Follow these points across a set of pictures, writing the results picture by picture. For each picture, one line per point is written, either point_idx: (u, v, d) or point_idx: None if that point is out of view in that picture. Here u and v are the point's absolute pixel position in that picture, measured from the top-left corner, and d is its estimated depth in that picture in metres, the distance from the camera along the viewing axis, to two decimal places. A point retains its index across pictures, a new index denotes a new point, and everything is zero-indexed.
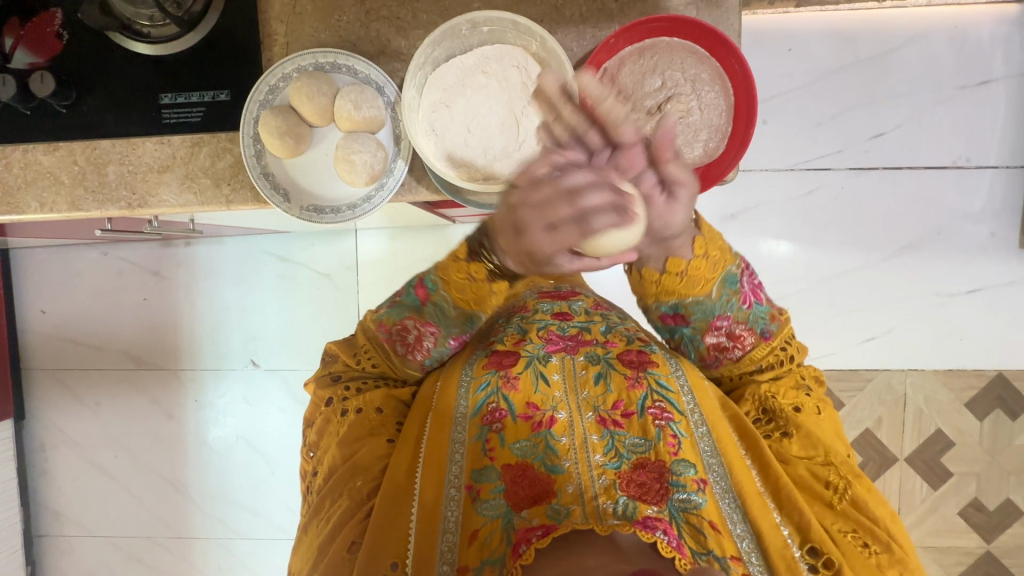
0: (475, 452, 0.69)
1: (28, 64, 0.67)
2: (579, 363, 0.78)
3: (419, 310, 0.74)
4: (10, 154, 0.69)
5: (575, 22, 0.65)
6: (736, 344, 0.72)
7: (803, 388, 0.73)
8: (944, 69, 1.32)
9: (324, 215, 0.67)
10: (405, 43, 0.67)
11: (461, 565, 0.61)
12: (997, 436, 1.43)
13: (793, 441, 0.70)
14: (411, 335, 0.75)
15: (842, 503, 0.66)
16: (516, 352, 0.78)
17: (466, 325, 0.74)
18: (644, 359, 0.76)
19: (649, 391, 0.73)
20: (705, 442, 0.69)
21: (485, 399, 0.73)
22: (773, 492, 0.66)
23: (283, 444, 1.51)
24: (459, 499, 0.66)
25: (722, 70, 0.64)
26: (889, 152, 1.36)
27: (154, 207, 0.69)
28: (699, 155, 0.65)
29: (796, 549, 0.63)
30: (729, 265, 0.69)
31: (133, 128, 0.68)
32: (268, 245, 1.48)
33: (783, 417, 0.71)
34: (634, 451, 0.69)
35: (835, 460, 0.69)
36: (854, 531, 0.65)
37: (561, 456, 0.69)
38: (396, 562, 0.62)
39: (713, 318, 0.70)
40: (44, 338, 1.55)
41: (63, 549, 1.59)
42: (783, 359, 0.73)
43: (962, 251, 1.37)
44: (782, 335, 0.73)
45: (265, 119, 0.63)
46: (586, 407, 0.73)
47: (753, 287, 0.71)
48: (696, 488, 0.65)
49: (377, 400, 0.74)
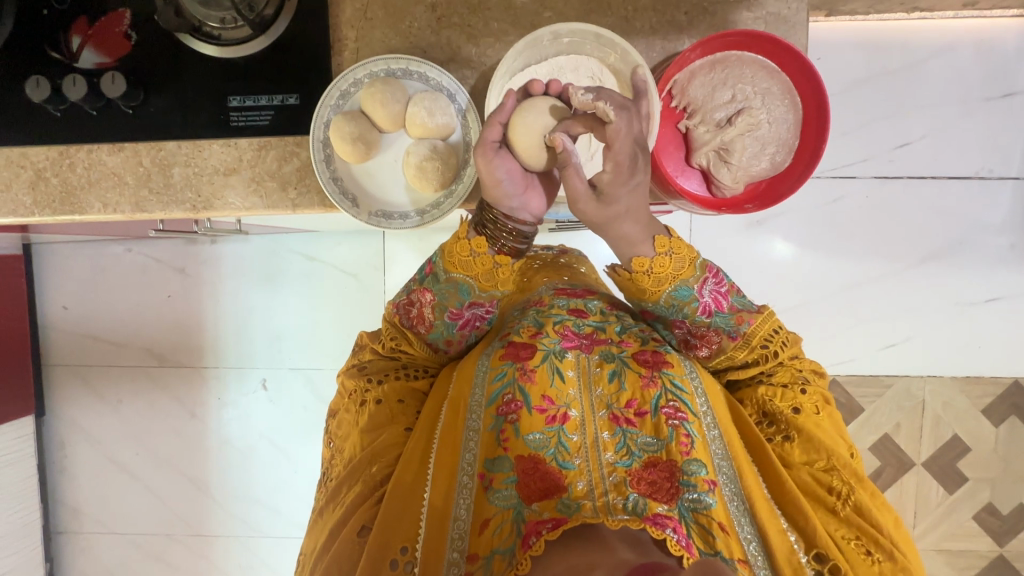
0: (490, 443, 0.62)
1: (95, 64, 0.66)
2: (594, 360, 0.69)
3: (420, 280, 0.68)
4: (73, 154, 0.69)
5: (645, 33, 0.66)
6: (704, 343, 0.67)
7: (802, 384, 0.67)
8: (970, 81, 1.34)
9: (392, 220, 0.68)
10: (475, 51, 0.67)
11: (471, 553, 0.56)
12: (1012, 442, 1.45)
13: (796, 445, 0.65)
14: (415, 307, 0.68)
15: (846, 509, 0.61)
16: (533, 345, 0.69)
17: (459, 296, 0.65)
18: (660, 359, 0.67)
19: (663, 390, 0.65)
20: (717, 444, 0.63)
21: (501, 390, 0.65)
22: (777, 494, 0.62)
23: (306, 442, 1.51)
24: (472, 487, 0.60)
25: (792, 85, 0.66)
26: (914, 162, 1.38)
27: (218, 209, 0.69)
28: (765, 167, 0.67)
29: (802, 554, 0.58)
30: (681, 278, 0.62)
31: (200, 130, 0.68)
32: (295, 244, 1.48)
33: (783, 420, 0.66)
34: (645, 449, 0.62)
35: (839, 465, 0.63)
36: (857, 538, 0.60)
37: (572, 452, 0.62)
38: (407, 546, 0.57)
39: (668, 321, 0.66)
40: (65, 333, 1.54)
41: (81, 545, 1.58)
42: (767, 355, 0.67)
43: (982, 261, 1.39)
44: (763, 333, 0.65)
45: (339, 125, 0.63)
46: (600, 405, 0.65)
47: (716, 296, 0.63)
48: (706, 489, 0.59)
49: (400, 390, 0.69)
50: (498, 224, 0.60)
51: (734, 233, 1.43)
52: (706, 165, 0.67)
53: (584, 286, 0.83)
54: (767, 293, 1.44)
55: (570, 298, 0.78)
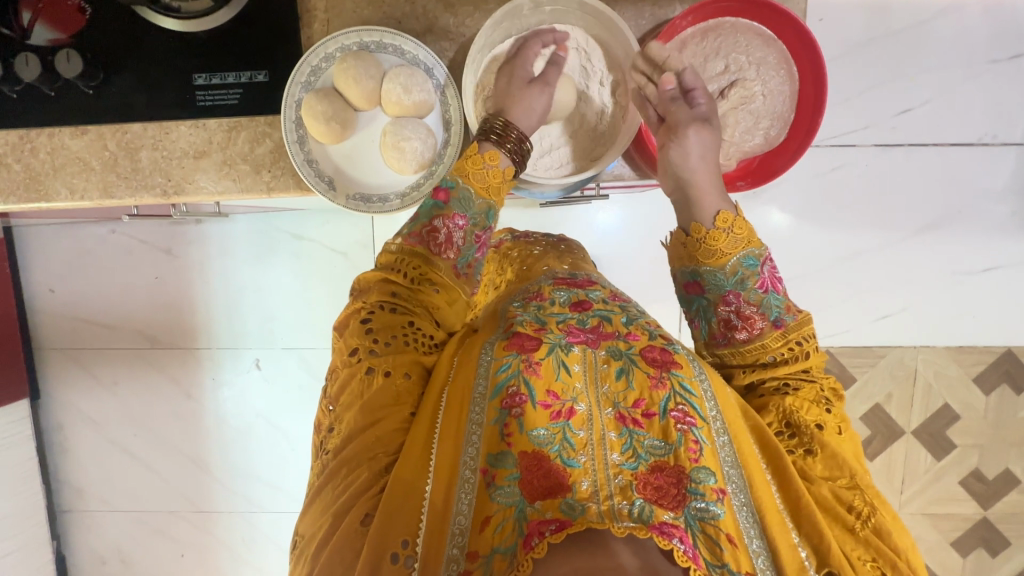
0: (493, 439, 0.54)
1: (49, 40, 0.62)
2: (600, 356, 0.61)
3: (442, 208, 0.63)
4: (35, 138, 0.65)
5: None
6: (742, 325, 0.62)
7: (825, 403, 0.59)
8: (977, 42, 1.29)
9: (371, 204, 0.66)
10: (453, 20, 0.64)
11: (472, 551, 0.50)
12: (1002, 409, 1.47)
13: (815, 461, 0.56)
14: (440, 232, 0.62)
15: (866, 529, 0.53)
16: (538, 338, 0.61)
17: (486, 219, 0.65)
18: (668, 359, 0.60)
19: (672, 393, 0.57)
20: (727, 450, 0.55)
21: (505, 381, 0.57)
22: (789, 505, 0.54)
23: (303, 420, 1.53)
24: (475, 481, 0.53)
25: (790, 53, 0.65)
26: (917, 128, 1.33)
27: (190, 193, 0.66)
28: (759, 142, 0.67)
29: (813, 573, 0.51)
30: (751, 246, 0.62)
31: (165, 111, 0.64)
32: (281, 223, 1.45)
33: (807, 433, 0.57)
34: (652, 453, 0.55)
35: (860, 486, 0.55)
36: (874, 560, 0.52)
37: (578, 449, 0.55)
38: (408, 540, 0.50)
39: (722, 292, 0.62)
40: (55, 317, 1.52)
41: (86, 523, 1.61)
42: (797, 357, 0.61)
43: (981, 230, 1.37)
44: (801, 331, 0.61)
45: (311, 104, 0.61)
46: (606, 402, 0.58)
47: (774, 276, 0.62)
48: (715, 498, 0.52)
49: (405, 363, 0.58)
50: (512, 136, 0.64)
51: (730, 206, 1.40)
52: None
53: (585, 277, 0.76)
54: None
55: (571, 290, 0.71)
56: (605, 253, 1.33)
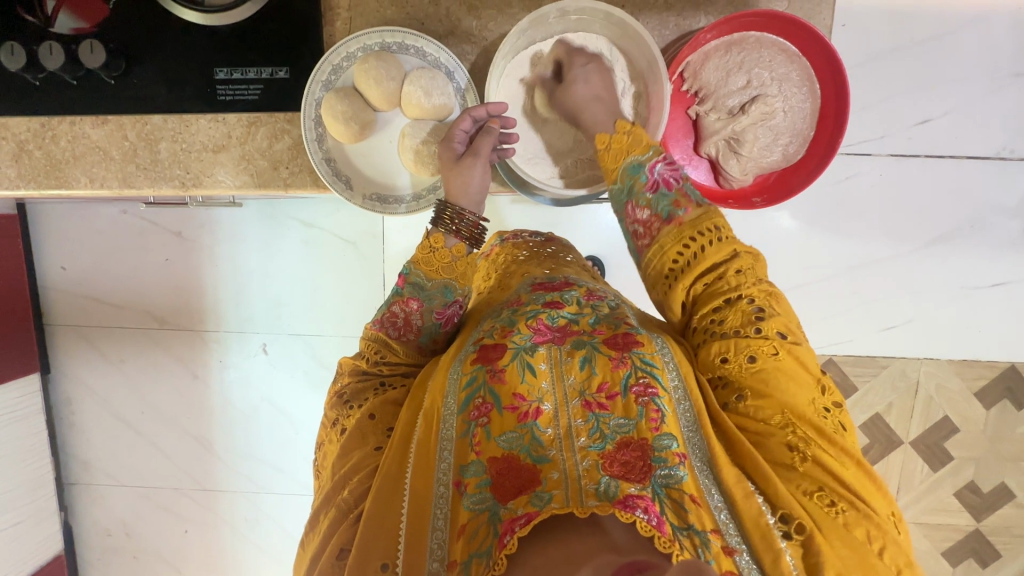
0: (463, 449, 0.57)
1: (71, 29, 0.66)
2: (566, 350, 0.62)
3: (399, 293, 0.68)
4: (55, 126, 0.69)
5: (659, 9, 0.71)
6: (645, 231, 0.66)
7: (753, 314, 0.58)
8: (1001, 54, 1.27)
9: (388, 204, 0.74)
10: (476, 22, 0.71)
11: (451, 560, 0.52)
12: (1001, 424, 1.48)
13: (749, 404, 0.57)
14: (398, 317, 0.67)
15: (805, 464, 0.53)
16: (502, 345, 0.62)
17: (445, 296, 0.68)
18: (631, 340, 0.61)
19: (633, 369, 0.59)
20: (689, 417, 0.57)
21: (470, 396, 0.59)
22: (737, 457, 0.55)
23: (308, 405, 1.56)
24: (448, 496, 0.55)
25: (810, 70, 0.74)
26: (934, 139, 1.32)
27: (208, 186, 0.71)
28: (778, 156, 0.78)
29: (771, 516, 0.51)
30: (632, 155, 0.68)
31: (185, 103, 0.68)
32: (292, 211, 1.45)
33: (731, 368, 0.57)
34: (618, 432, 0.56)
35: (794, 419, 0.54)
36: (819, 491, 0.52)
37: (547, 445, 0.56)
38: (387, 563, 0.53)
39: (623, 206, 0.68)
40: (66, 294, 1.53)
41: (93, 497, 1.64)
42: (698, 247, 0.62)
43: (992, 245, 1.37)
44: (695, 222, 0.63)
45: (333, 104, 0.66)
46: (572, 393, 0.59)
47: (665, 175, 0.66)
48: (677, 462, 0.54)
49: (372, 405, 0.63)
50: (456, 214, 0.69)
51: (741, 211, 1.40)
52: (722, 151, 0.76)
53: (562, 279, 0.77)
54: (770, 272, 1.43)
55: (547, 292, 0.71)
56: (613, 255, 1.33)
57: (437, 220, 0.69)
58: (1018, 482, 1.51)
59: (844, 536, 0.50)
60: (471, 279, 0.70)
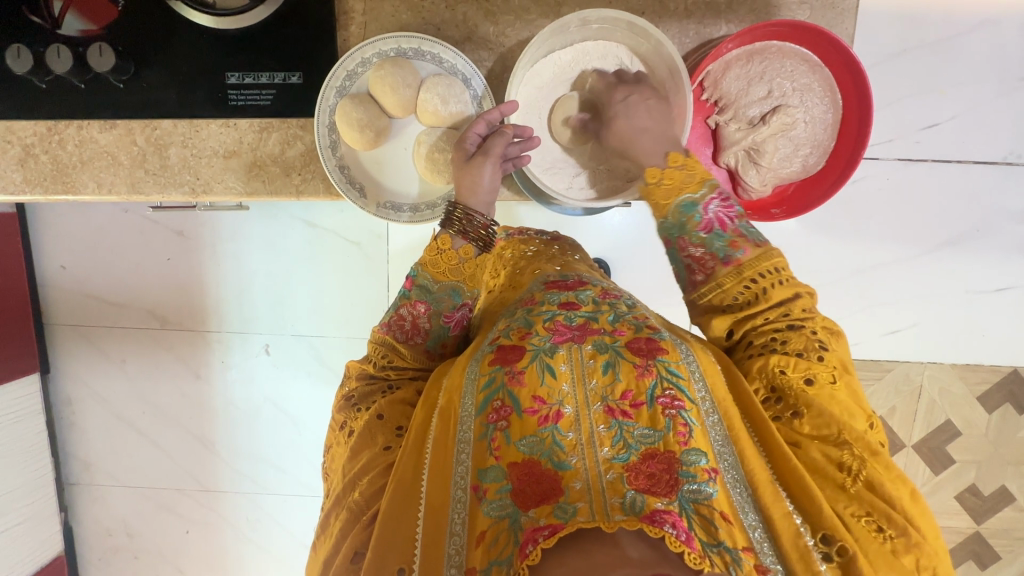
0: (482, 453, 0.56)
1: (81, 31, 0.67)
2: (586, 352, 0.61)
3: (406, 296, 0.67)
4: (64, 130, 0.70)
5: (679, 17, 0.72)
6: (700, 268, 0.63)
7: (817, 351, 0.58)
8: (1010, 58, 1.26)
9: (402, 212, 0.73)
10: (492, 28, 0.71)
11: (470, 567, 0.51)
12: (1003, 427, 1.48)
13: (804, 422, 0.57)
14: (406, 321, 0.66)
15: (856, 485, 0.53)
16: (522, 347, 0.62)
17: (453, 299, 0.67)
18: (655, 346, 0.61)
19: (658, 379, 0.58)
20: (716, 429, 0.57)
21: (490, 397, 0.59)
22: (782, 474, 0.55)
23: (311, 406, 1.55)
24: (466, 501, 0.54)
25: (833, 80, 0.75)
26: (942, 143, 1.31)
27: (218, 192, 0.72)
28: (797, 169, 0.78)
29: (809, 537, 0.52)
30: (686, 193, 0.64)
31: (195, 109, 0.70)
32: (295, 210, 1.44)
33: (792, 392, 0.57)
34: (642, 441, 0.55)
35: (850, 439, 0.54)
36: (868, 515, 0.52)
37: (568, 451, 0.55)
38: (403, 568, 0.51)
39: (673, 240, 0.64)
40: (66, 293, 1.52)
41: (93, 497, 1.63)
42: (759, 292, 0.61)
43: (998, 249, 1.37)
44: (756, 266, 0.61)
45: (347, 111, 0.67)
46: (594, 398, 0.58)
47: (721, 214, 0.63)
48: (707, 478, 0.54)
49: (381, 404, 0.62)
50: (466, 216, 0.68)
51: None
52: (740, 162, 0.76)
53: (575, 277, 0.76)
54: None
55: (562, 291, 0.71)
56: (621, 258, 1.32)
57: (448, 223, 0.69)
58: (1019, 485, 1.52)
59: (890, 559, 0.51)
60: (480, 282, 0.69)
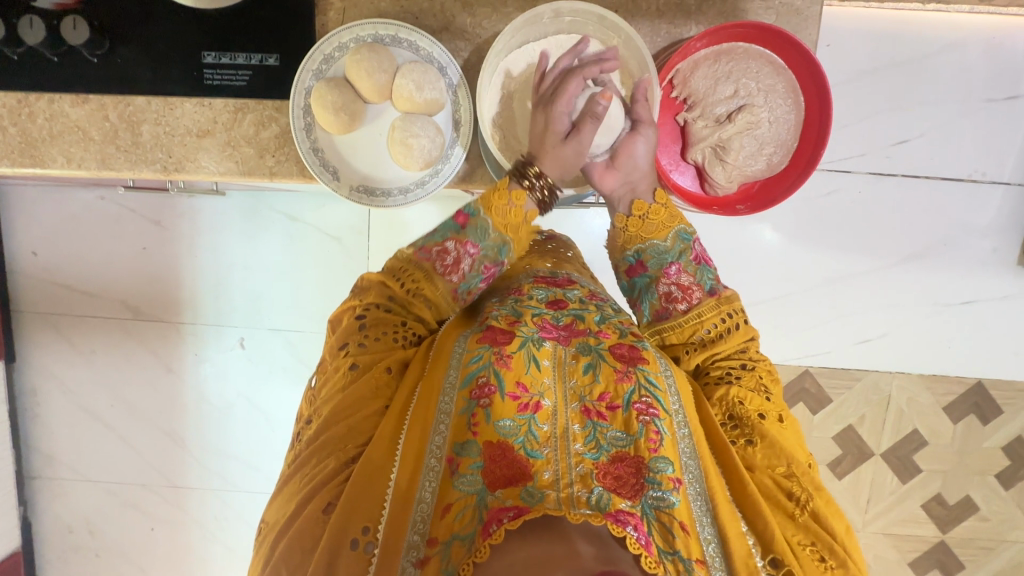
0: (460, 427, 0.56)
1: (55, 4, 0.66)
2: (569, 352, 0.62)
3: (459, 232, 0.68)
4: (34, 103, 0.71)
5: (651, 15, 0.75)
6: (682, 296, 0.69)
7: (764, 392, 0.64)
8: (975, 80, 1.32)
9: (374, 197, 0.75)
10: (469, 20, 0.73)
11: (431, 537, 0.51)
12: (968, 438, 1.52)
13: (757, 451, 0.60)
14: (451, 256, 0.67)
15: (804, 515, 0.56)
16: (512, 332, 0.62)
17: (499, 253, 0.69)
18: (636, 355, 0.62)
19: (636, 385, 0.59)
20: (686, 443, 0.58)
21: (476, 372, 0.59)
22: (739, 497, 0.57)
23: (286, 403, 1.53)
24: (439, 471, 0.55)
25: (796, 84, 0.78)
26: (910, 159, 1.36)
27: (190, 170, 0.73)
28: (761, 167, 0.80)
29: (758, 558, 0.54)
30: (683, 224, 0.71)
31: (170, 87, 0.70)
32: (276, 203, 1.43)
33: (749, 425, 0.61)
34: (614, 444, 0.56)
35: (798, 472, 0.58)
36: (812, 544, 0.56)
37: (541, 441, 0.56)
38: (368, 527, 0.52)
39: (665, 266, 0.69)
40: (37, 280, 1.48)
41: (56, 491, 1.58)
42: (727, 327, 0.67)
43: (963, 263, 1.41)
44: (730, 302, 0.68)
45: (322, 95, 0.68)
46: (572, 396, 0.59)
47: (707, 252, 0.72)
48: (670, 487, 0.55)
49: (389, 359, 0.61)
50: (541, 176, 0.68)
51: (723, 221, 1.42)
52: (707, 159, 0.79)
53: (564, 276, 0.77)
54: (750, 282, 1.45)
55: (549, 288, 0.71)
56: (600, 261, 1.34)
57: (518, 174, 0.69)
58: (983, 495, 1.55)
59: None
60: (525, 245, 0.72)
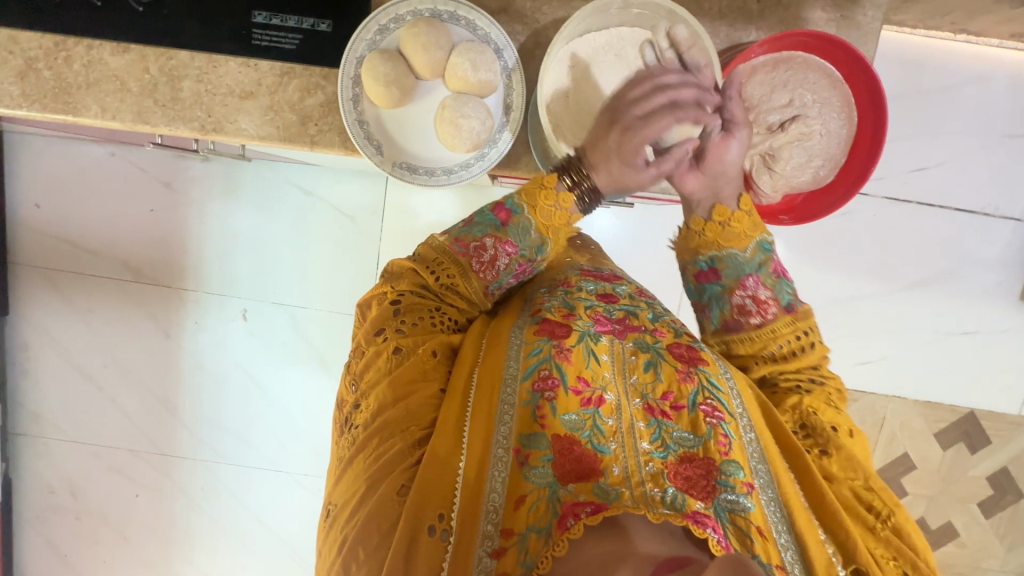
0: (525, 418, 0.56)
1: None
2: (627, 348, 0.63)
3: (500, 229, 0.69)
4: (73, 48, 0.69)
5: (714, 15, 0.77)
6: (757, 310, 0.70)
7: (834, 405, 0.65)
8: (996, 115, 1.33)
9: (417, 175, 0.73)
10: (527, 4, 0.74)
11: (506, 529, 0.51)
12: (956, 466, 1.54)
13: (831, 462, 0.60)
14: (489, 253, 0.68)
15: (884, 530, 0.57)
16: (567, 325, 0.63)
17: (536, 253, 0.70)
18: (695, 355, 0.62)
19: (699, 386, 0.60)
20: (753, 447, 0.58)
21: (537, 365, 0.59)
22: (818, 508, 0.57)
23: (283, 379, 1.51)
24: (507, 461, 0.54)
25: (852, 99, 0.78)
26: (927, 187, 1.37)
27: (229, 132, 0.71)
28: (806, 179, 0.81)
29: (840, 568, 0.54)
30: (764, 234, 0.73)
31: (216, 44, 0.69)
32: (291, 175, 1.41)
33: (824, 435, 0.62)
34: (681, 444, 0.57)
35: (875, 487, 0.59)
36: (895, 559, 0.56)
37: (607, 436, 0.57)
38: (442, 514, 0.51)
39: (742, 278, 0.71)
40: (37, 233, 1.45)
41: (40, 450, 1.55)
42: (801, 343, 0.69)
43: (968, 294, 1.43)
44: (805, 319, 0.70)
45: (374, 65, 0.67)
46: (634, 393, 0.60)
47: (783, 268, 0.73)
48: (744, 491, 0.55)
49: (434, 342, 0.62)
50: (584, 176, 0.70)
51: None
52: (755, 167, 0.79)
53: (609, 270, 0.77)
54: None
55: (597, 281, 0.72)
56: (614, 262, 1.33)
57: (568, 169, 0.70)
58: (964, 523, 1.58)
59: None
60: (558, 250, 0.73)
